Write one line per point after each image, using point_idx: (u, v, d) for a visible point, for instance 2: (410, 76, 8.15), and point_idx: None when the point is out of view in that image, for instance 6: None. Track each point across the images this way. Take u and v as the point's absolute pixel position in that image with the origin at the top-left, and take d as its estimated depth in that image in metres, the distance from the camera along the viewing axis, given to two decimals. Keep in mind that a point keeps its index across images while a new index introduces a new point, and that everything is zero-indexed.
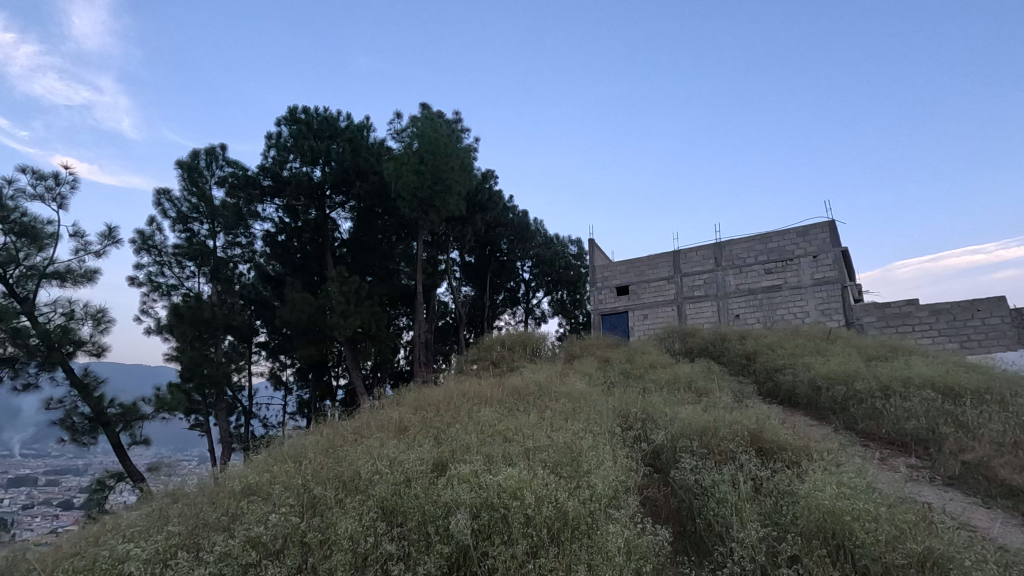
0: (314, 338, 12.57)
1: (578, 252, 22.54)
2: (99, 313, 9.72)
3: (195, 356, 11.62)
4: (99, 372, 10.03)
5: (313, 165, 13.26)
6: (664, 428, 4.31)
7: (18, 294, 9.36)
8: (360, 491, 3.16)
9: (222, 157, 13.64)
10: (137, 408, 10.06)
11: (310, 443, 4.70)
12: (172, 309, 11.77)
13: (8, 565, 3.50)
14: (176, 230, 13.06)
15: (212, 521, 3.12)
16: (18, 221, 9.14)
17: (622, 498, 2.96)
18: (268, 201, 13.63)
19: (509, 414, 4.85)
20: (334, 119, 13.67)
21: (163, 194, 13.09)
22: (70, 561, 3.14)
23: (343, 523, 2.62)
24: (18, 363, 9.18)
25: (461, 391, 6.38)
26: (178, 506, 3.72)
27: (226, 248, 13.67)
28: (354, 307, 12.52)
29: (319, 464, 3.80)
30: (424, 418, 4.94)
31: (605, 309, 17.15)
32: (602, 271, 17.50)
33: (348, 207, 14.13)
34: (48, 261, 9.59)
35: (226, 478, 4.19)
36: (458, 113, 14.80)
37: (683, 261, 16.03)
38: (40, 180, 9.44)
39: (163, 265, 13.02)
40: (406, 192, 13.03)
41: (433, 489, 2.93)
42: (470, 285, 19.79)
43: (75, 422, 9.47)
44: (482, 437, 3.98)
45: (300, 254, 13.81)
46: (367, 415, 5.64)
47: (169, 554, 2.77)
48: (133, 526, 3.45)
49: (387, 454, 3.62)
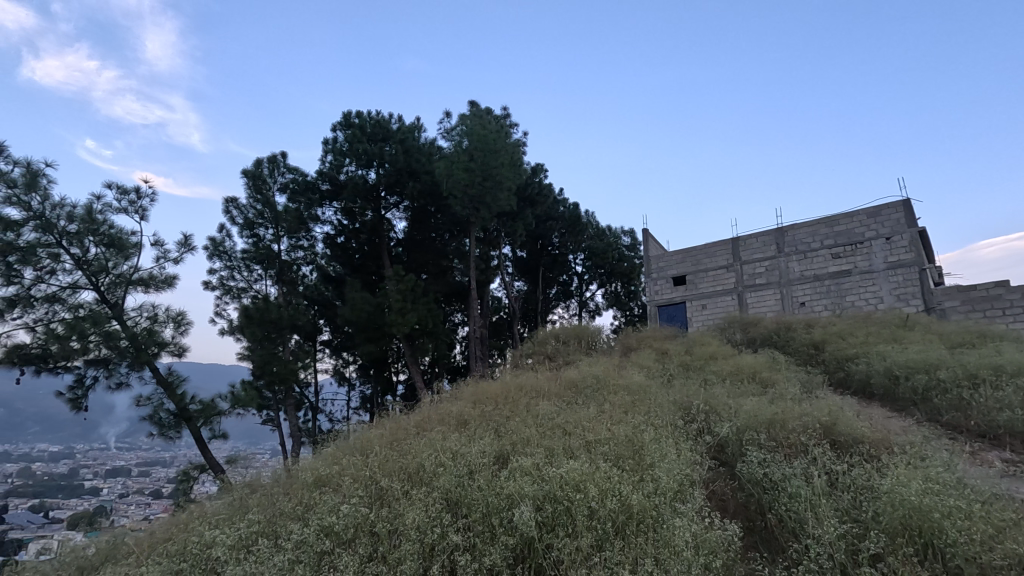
0: (374, 336, 12.95)
1: (631, 243, 22.18)
2: (179, 316, 10.39)
3: (265, 356, 12.27)
4: (181, 371, 10.74)
5: (368, 167, 13.70)
6: (728, 421, 4.17)
7: (109, 300, 10.10)
8: (425, 483, 3.23)
9: (284, 164, 14.32)
10: (215, 404, 10.74)
11: (375, 436, 4.87)
12: (242, 310, 12.43)
13: (110, 548, 3.85)
14: (244, 236, 13.83)
15: (288, 511, 3.27)
16: (107, 233, 9.90)
17: (688, 491, 2.89)
18: (327, 204, 14.15)
19: (567, 407, 4.85)
20: (386, 121, 14.00)
21: (230, 203, 13.85)
22: (164, 545, 3.39)
23: (410, 514, 2.70)
24: (111, 364, 9.87)
25: (518, 385, 6.43)
26: (257, 496, 3.94)
27: (290, 251, 14.30)
28: (411, 304, 12.82)
29: (384, 457, 3.92)
30: (484, 411, 5.01)
31: (661, 300, 16.76)
32: (657, 261, 17.08)
33: (402, 207, 14.43)
34: (133, 268, 10.33)
35: (298, 471, 4.41)
36: (506, 109, 14.88)
37: (742, 249, 15.45)
38: (123, 195, 10.14)
39: (233, 269, 13.85)
40: (457, 190, 13.17)
41: (496, 481, 2.97)
42: (523, 280, 19.85)
43: (162, 418, 10.27)
44: (542, 430, 3.99)
45: (358, 254, 14.27)
46: (427, 409, 5.79)
47: (250, 541, 2.94)
48: (217, 514, 3.70)
49: (450, 447, 3.70)
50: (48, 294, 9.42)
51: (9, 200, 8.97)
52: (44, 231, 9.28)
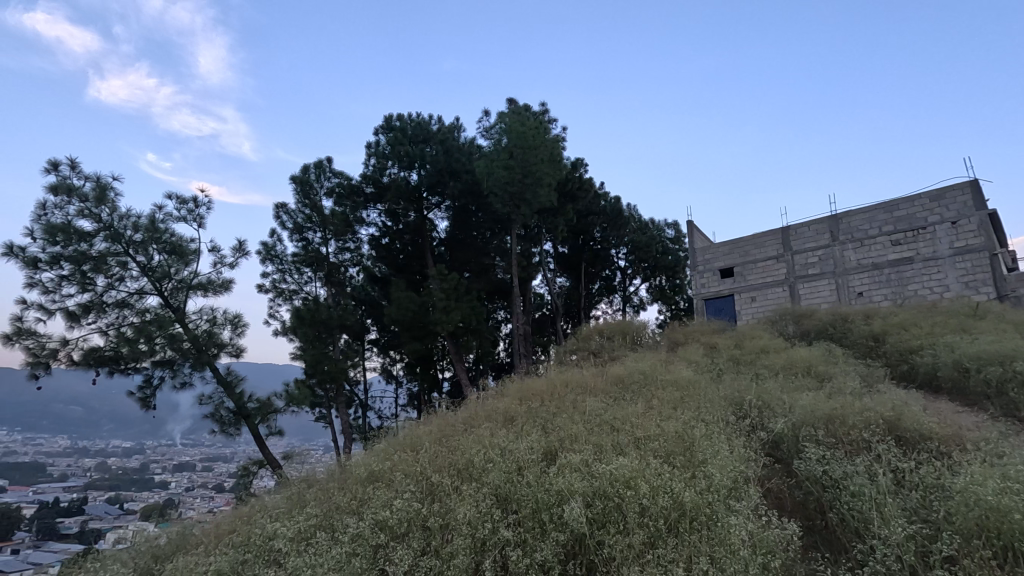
0: (419, 335, 13.19)
1: (675, 236, 21.73)
2: (236, 318, 10.86)
3: (316, 355, 12.66)
4: (239, 371, 11.25)
5: (410, 169, 13.96)
6: (783, 416, 4.03)
7: (172, 304, 10.67)
8: (474, 479, 3.28)
9: (329, 169, 14.75)
10: (271, 402, 11.19)
11: (423, 432, 4.96)
12: (294, 312, 12.89)
13: (181, 538, 4.09)
14: (294, 240, 14.33)
15: (344, 505, 3.38)
16: (168, 241, 10.45)
17: (743, 488, 2.82)
18: (371, 207, 14.51)
19: (614, 404, 4.80)
20: (426, 122, 14.20)
21: (280, 208, 14.37)
22: (229, 537, 3.56)
23: (461, 509, 2.74)
24: (176, 365, 10.42)
25: (563, 381, 6.43)
26: (314, 490, 4.09)
27: (337, 253, 14.73)
28: (455, 302, 12.95)
29: (434, 452, 3.99)
30: (530, 408, 5.01)
31: (708, 293, 16.34)
32: (703, 253, 16.65)
33: (444, 207, 14.62)
34: (193, 273, 10.88)
35: (351, 466, 4.55)
36: (544, 105, 14.83)
37: (793, 238, 14.87)
38: (181, 204, 10.66)
39: (285, 272, 14.40)
40: (498, 187, 13.22)
41: (545, 477, 2.98)
42: (565, 276, 19.76)
43: (222, 415, 10.85)
44: (589, 427, 3.98)
45: (403, 254, 14.55)
46: (473, 406, 5.86)
47: (309, 534, 3.05)
48: (278, 507, 3.85)
49: (498, 443, 3.73)
50: (118, 299, 10.04)
51: (82, 212, 9.59)
52: (113, 241, 9.88)
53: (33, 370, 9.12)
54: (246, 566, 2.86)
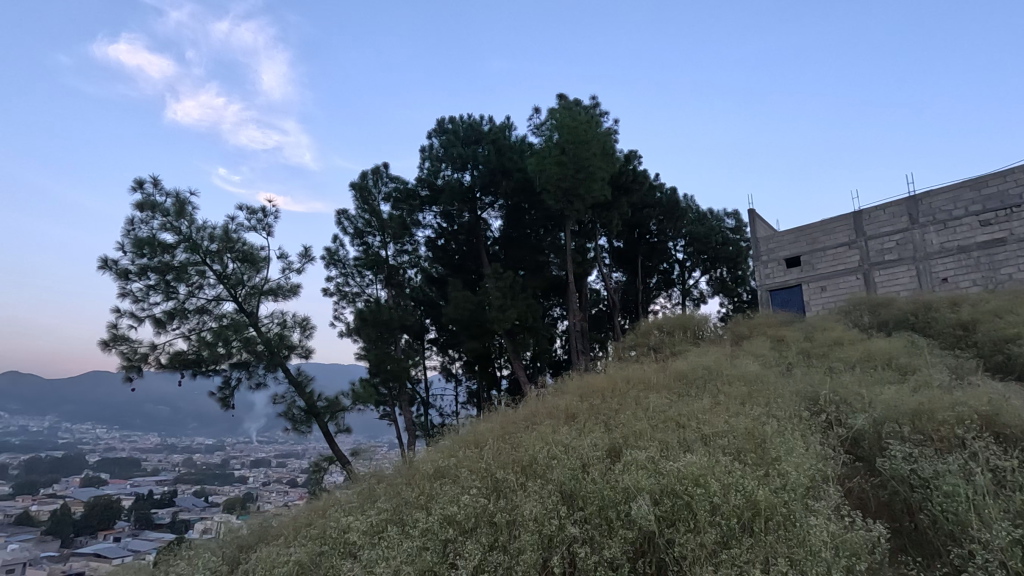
0: (477, 334, 13.35)
1: (736, 225, 20.93)
2: (304, 321, 11.38)
3: (379, 355, 13.08)
4: (309, 371, 11.76)
5: (463, 170, 14.16)
6: (863, 411, 3.81)
7: (247, 309, 11.31)
8: (539, 475, 3.29)
9: (386, 174, 15.18)
10: (339, 401, 11.65)
11: (485, 429, 5.04)
12: (357, 314, 13.39)
13: (262, 530, 4.34)
14: (355, 245, 14.87)
15: (413, 500, 3.48)
16: (241, 250, 11.09)
17: (822, 487, 2.69)
18: (427, 209, 14.84)
19: (679, 400, 4.69)
20: (478, 123, 14.34)
21: (342, 215, 14.93)
22: (307, 529, 3.75)
23: (527, 506, 2.76)
24: (251, 367, 11.04)
25: (624, 377, 6.34)
26: (383, 485, 4.23)
27: (396, 255, 15.15)
28: (511, 301, 12.99)
29: (498, 449, 4.04)
30: (592, 405, 4.98)
31: (773, 283, 15.63)
32: (766, 242, 15.94)
33: (497, 206, 14.74)
34: (263, 279, 11.50)
35: (418, 462, 4.67)
36: (595, 98, 14.65)
37: (867, 223, 14.00)
38: (252, 214, 11.28)
39: (347, 276, 14.96)
40: (550, 184, 13.16)
41: (610, 475, 2.95)
42: (621, 271, 19.46)
43: (295, 414, 11.35)
44: (654, 423, 3.91)
45: (458, 255, 14.79)
46: (534, 403, 5.89)
47: (381, 528, 3.16)
48: (350, 501, 4.01)
49: (561, 440, 3.73)
50: (198, 306, 10.75)
51: (164, 226, 10.34)
52: (192, 252, 10.59)
53: (127, 373, 9.95)
54: (324, 557, 2.99)
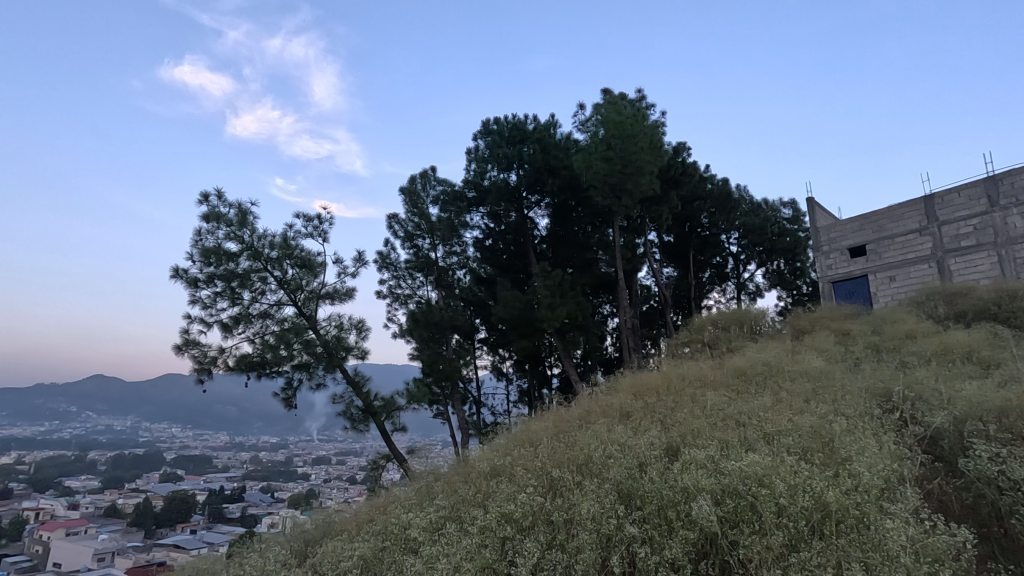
0: (527, 333, 13.38)
1: (793, 215, 20.07)
2: (360, 323, 11.72)
3: (432, 355, 13.32)
4: (365, 372, 12.09)
5: (509, 170, 14.20)
6: (942, 408, 3.57)
7: (306, 313, 11.76)
8: (596, 474, 3.27)
9: (434, 178, 15.46)
10: (394, 400, 11.91)
11: (539, 428, 5.05)
12: (410, 315, 13.71)
13: (327, 526, 4.50)
14: (406, 248, 15.21)
15: (470, 498, 3.53)
16: (299, 256, 11.55)
17: (898, 489, 2.55)
18: (474, 210, 15.00)
19: (738, 397, 4.55)
20: (523, 123, 14.34)
21: (392, 219, 15.31)
22: (369, 525, 3.85)
23: (585, 505, 2.75)
24: (312, 368, 11.44)
25: (680, 374, 6.21)
26: (440, 483, 4.29)
27: (445, 257, 15.40)
28: (560, 299, 12.90)
29: (553, 448, 4.05)
30: (646, 403, 4.91)
31: (836, 274, 14.84)
32: (827, 231, 15.18)
33: (544, 205, 14.72)
34: (321, 284, 11.93)
35: (473, 460, 4.73)
36: (641, 91, 14.38)
37: (939, 207, 13.13)
38: (308, 222, 11.73)
39: (399, 278, 15.33)
40: (597, 180, 12.99)
41: (669, 474, 2.90)
42: (672, 266, 19.02)
43: (353, 413, 11.63)
44: (712, 422, 3.81)
45: (506, 255, 14.87)
46: (587, 402, 5.85)
47: (440, 524, 3.23)
48: (410, 498, 4.10)
49: (617, 439, 3.69)
50: (261, 310, 11.27)
51: (229, 235, 10.89)
52: (255, 259, 11.11)
53: (199, 375, 10.57)
54: (386, 552, 3.08)
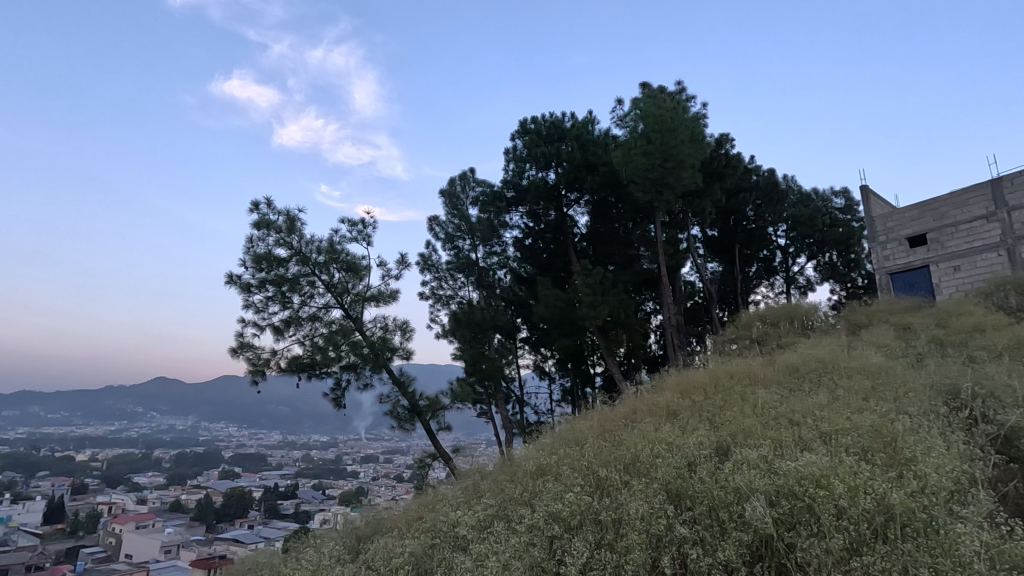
0: (568, 332, 13.31)
1: (846, 205, 19.21)
2: (404, 324, 11.93)
3: (475, 355, 13.42)
4: (409, 371, 12.31)
5: (547, 169, 14.14)
6: (1017, 406, 3.35)
7: (353, 315, 12.07)
8: (644, 474, 3.23)
9: (473, 179, 15.60)
10: (439, 400, 12.06)
11: (585, 427, 5.02)
12: (452, 316, 13.89)
13: (377, 523, 4.59)
14: (447, 249, 15.42)
15: (516, 497, 3.55)
16: (345, 260, 11.87)
17: (970, 492, 2.41)
18: (513, 210, 15.03)
19: (792, 395, 4.39)
20: (560, 121, 14.27)
21: (433, 221, 15.55)
22: (418, 523, 3.91)
23: (633, 504, 2.72)
24: (359, 368, 11.65)
25: (728, 372, 6.05)
26: (487, 482, 4.32)
27: (486, 257, 15.58)
28: (601, 297, 12.76)
29: (599, 447, 4.02)
30: (694, 401, 4.81)
31: (895, 266, 14.10)
32: (883, 220, 14.44)
33: (583, 202, 14.62)
34: (366, 287, 12.22)
35: (519, 459, 4.74)
36: (680, 82, 14.08)
37: (1008, 192, 12.34)
38: (353, 226, 12.02)
39: (441, 279, 15.55)
40: (637, 176, 12.77)
41: (720, 474, 2.83)
42: (717, 261, 18.54)
43: (398, 412, 12.00)
44: (764, 420, 3.70)
45: (546, 253, 14.83)
46: (632, 400, 5.78)
47: (488, 523, 3.26)
48: (458, 497, 4.14)
49: (665, 438, 3.63)
50: (311, 314, 11.64)
51: (278, 242, 11.30)
52: (303, 264, 11.48)
53: (254, 377, 11.02)
54: (435, 549, 3.14)
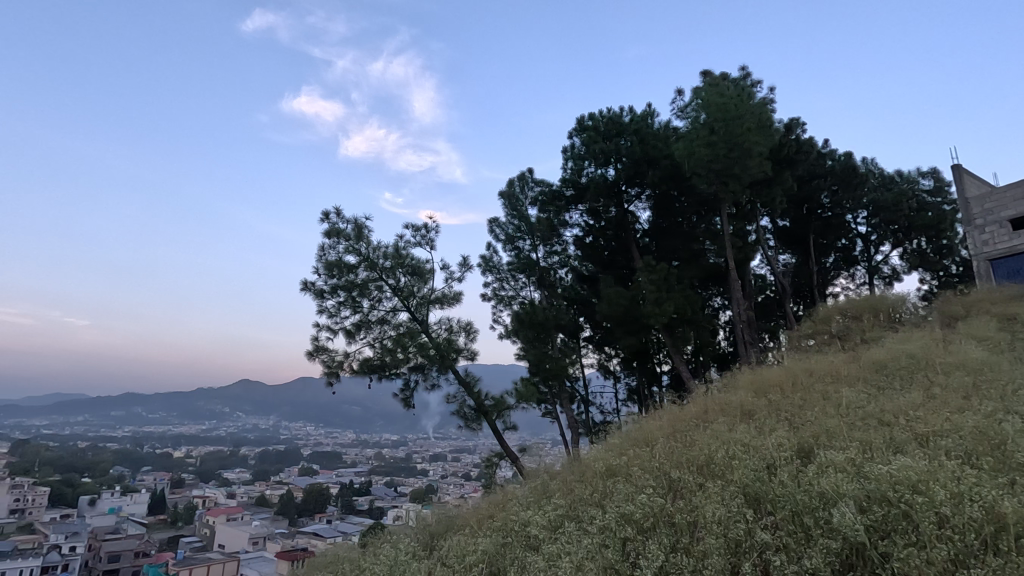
0: (633, 330, 13.04)
1: (934, 187, 17.74)
2: (469, 326, 12.15)
3: (538, 355, 13.42)
4: (475, 372, 12.50)
5: (606, 165, 13.93)
6: None
7: (419, 317, 12.41)
8: (719, 476, 3.12)
9: (532, 179, 15.63)
10: (504, 399, 12.14)
11: (655, 427, 4.91)
12: (515, 316, 13.98)
13: (449, 522, 4.67)
14: (507, 250, 15.52)
15: (587, 497, 3.52)
16: (410, 264, 12.23)
17: None
18: (573, 208, 14.90)
19: (880, 394, 4.11)
20: (618, 116, 14.03)
21: (493, 223, 15.71)
22: (489, 521, 3.96)
23: (710, 507, 2.64)
24: (426, 369, 11.96)
25: (807, 369, 5.73)
26: (556, 482, 4.31)
27: (547, 257, 15.36)
28: (666, 293, 12.43)
29: (670, 447, 3.93)
30: (771, 400, 4.59)
31: (995, 251, 12.87)
32: (980, 202, 13.22)
33: (645, 197, 14.31)
34: (431, 290, 12.53)
35: (587, 460, 4.69)
36: (745, 68, 13.51)
37: None
38: (417, 231, 12.37)
39: (503, 280, 15.68)
40: (701, 167, 12.33)
41: (803, 477, 2.70)
42: (790, 252, 17.63)
43: (466, 411, 12.19)
44: (849, 421, 3.48)
45: (607, 251, 14.64)
46: (704, 399, 5.59)
47: (559, 523, 3.26)
48: (527, 497, 4.15)
49: (741, 439, 3.50)
50: (379, 317, 12.06)
51: (348, 249, 11.81)
52: (371, 270, 11.93)
53: (329, 378, 11.56)
54: (507, 548, 3.18)
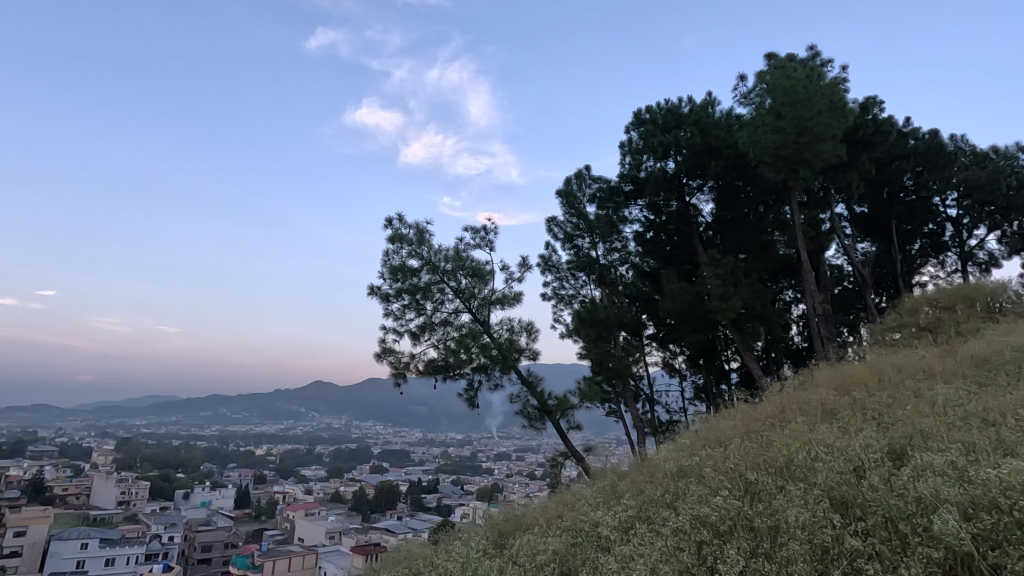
0: (698, 326, 12.62)
1: None
2: (530, 326, 12.19)
3: (601, 353, 13.25)
4: (537, 371, 12.51)
5: (666, 158, 13.58)
6: None
7: (481, 318, 12.56)
8: (801, 479, 2.96)
9: (589, 176, 15.46)
10: (568, 399, 12.03)
11: (727, 426, 4.73)
12: (576, 315, 13.89)
13: (516, 522, 4.66)
14: (566, 249, 15.44)
15: (658, 498, 3.45)
16: (470, 265, 12.42)
17: None
18: (633, 204, 14.62)
19: (981, 391, 3.77)
20: (677, 106, 13.63)
21: (551, 222, 15.67)
22: (558, 521, 3.94)
23: (793, 511, 2.51)
24: (489, 370, 12.07)
25: (895, 367, 5.31)
26: (625, 482, 4.24)
27: (606, 254, 15.17)
28: (733, 288, 11.95)
29: (746, 448, 3.77)
30: (855, 399, 4.31)
31: None
32: None
33: (707, 189, 13.84)
34: (491, 291, 12.67)
35: (655, 461, 4.58)
36: (813, 47, 12.78)
37: None
38: (476, 233, 12.54)
39: (563, 279, 15.62)
40: (767, 154, 11.77)
41: (897, 481, 2.52)
42: (869, 240, 16.50)
43: (529, 411, 12.19)
44: (948, 420, 3.21)
45: (669, 246, 14.27)
46: (779, 398, 5.31)
47: (630, 524, 3.21)
48: (596, 497, 4.10)
49: (823, 439, 3.31)
50: (442, 319, 12.30)
51: (411, 253, 12.12)
52: (434, 272, 12.19)
53: (396, 379, 11.92)
54: (578, 548, 3.16)
